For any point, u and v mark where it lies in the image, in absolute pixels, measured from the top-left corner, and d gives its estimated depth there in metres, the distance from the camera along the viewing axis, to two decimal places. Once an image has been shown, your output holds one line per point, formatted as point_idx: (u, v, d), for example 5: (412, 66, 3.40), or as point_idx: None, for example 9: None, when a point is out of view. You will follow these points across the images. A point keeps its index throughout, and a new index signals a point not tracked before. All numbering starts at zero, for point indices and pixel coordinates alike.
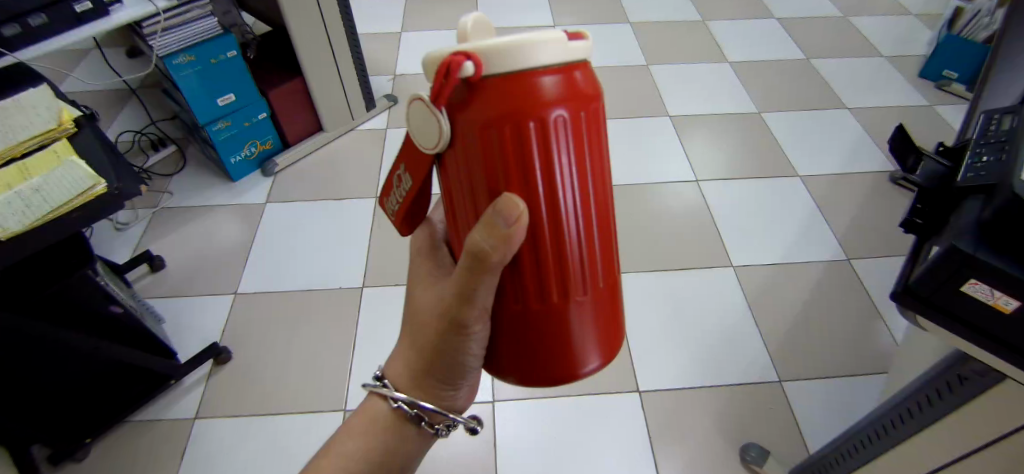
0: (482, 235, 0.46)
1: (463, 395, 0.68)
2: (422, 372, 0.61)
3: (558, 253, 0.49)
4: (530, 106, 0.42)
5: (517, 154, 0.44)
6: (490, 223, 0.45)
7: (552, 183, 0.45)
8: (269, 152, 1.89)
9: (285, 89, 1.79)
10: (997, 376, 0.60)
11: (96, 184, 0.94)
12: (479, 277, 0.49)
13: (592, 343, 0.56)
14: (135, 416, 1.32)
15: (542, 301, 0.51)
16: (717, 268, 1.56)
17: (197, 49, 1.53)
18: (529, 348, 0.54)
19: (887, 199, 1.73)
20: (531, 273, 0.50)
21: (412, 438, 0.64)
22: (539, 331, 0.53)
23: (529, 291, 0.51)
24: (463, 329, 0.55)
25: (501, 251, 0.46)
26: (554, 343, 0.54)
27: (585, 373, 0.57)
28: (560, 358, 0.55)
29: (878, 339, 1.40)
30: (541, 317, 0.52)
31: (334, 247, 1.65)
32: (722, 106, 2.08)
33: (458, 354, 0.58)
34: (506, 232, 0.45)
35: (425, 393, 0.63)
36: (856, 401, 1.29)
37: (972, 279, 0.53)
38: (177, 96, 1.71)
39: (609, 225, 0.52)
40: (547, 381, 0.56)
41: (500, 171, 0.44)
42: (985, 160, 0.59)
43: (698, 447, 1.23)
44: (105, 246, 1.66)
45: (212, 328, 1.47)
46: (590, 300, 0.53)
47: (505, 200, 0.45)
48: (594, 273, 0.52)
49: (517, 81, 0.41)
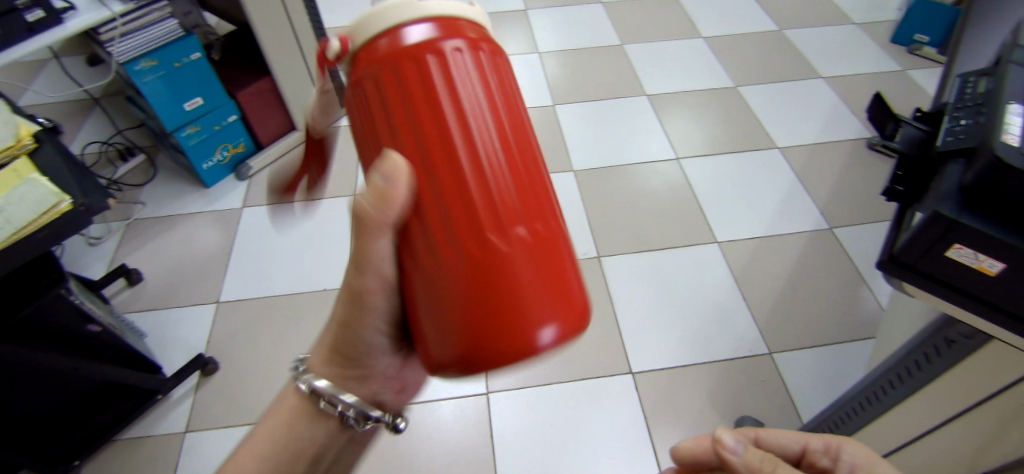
0: (371, 196, 0.45)
1: (387, 388, 0.69)
2: (334, 351, 0.63)
3: (478, 202, 0.44)
4: (405, 58, 0.43)
5: (402, 105, 0.43)
6: (375, 184, 0.44)
7: (445, 129, 0.43)
8: (243, 155, 1.84)
9: (254, 89, 1.74)
10: (985, 337, 0.61)
11: (61, 201, 0.90)
12: (368, 239, 0.48)
13: (540, 303, 0.45)
14: (123, 434, 1.29)
15: (436, 260, 0.45)
16: (702, 245, 1.56)
17: (158, 54, 1.47)
18: (455, 323, 0.45)
19: (866, 166, 1.75)
20: (438, 226, 0.44)
21: (320, 424, 0.63)
22: (474, 294, 0.44)
23: (439, 241, 0.44)
24: (365, 300, 0.55)
25: (390, 209, 0.45)
26: (490, 311, 0.44)
27: (539, 347, 0.46)
28: (498, 331, 0.45)
29: (863, 304, 1.42)
30: (461, 273, 0.44)
31: (317, 247, 1.62)
32: (698, 82, 2.08)
33: (358, 329, 0.59)
34: (394, 193, 0.44)
35: (335, 376, 0.63)
36: (845, 367, 1.32)
37: (958, 243, 0.53)
38: (141, 103, 1.65)
39: (540, 182, 0.47)
40: (488, 364, 0.45)
41: (389, 129, 0.44)
42: (963, 123, 0.59)
43: (694, 424, 1.24)
44: (79, 262, 1.61)
45: (196, 339, 1.44)
46: (522, 250, 0.45)
47: (391, 160, 0.44)
48: (521, 218, 0.45)
49: (384, 38, 0.44)
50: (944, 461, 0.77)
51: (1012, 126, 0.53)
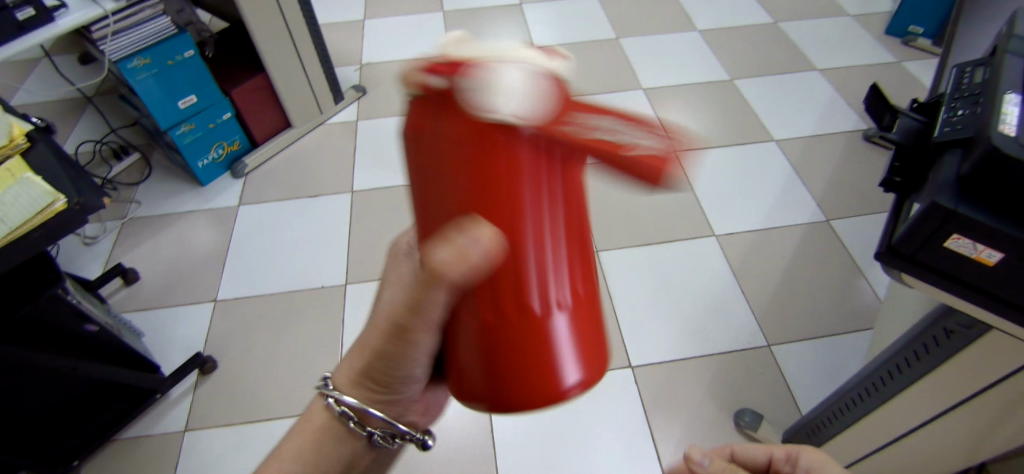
0: (449, 256, 0.45)
1: (413, 410, 0.65)
2: (365, 373, 0.57)
3: (535, 267, 0.49)
4: (489, 133, 0.45)
5: (491, 170, 0.46)
6: (454, 241, 0.46)
7: (508, 200, 0.47)
8: (238, 153, 1.83)
9: (248, 86, 1.73)
10: (984, 327, 0.61)
11: (56, 200, 0.89)
12: (426, 291, 0.48)
13: (568, 353, 0.52)
14: (123, 434, 1.29)
15: (496, 317, 0.50)
16: (700, 238, 1.57)
17: (151, 52, 1.46)
18: (493, 365, 0.52)
19: (861, 157, 1.75)
20: (505, 289, 0.49)
21: (345, 441, 0.60)
22: (503, 345, 0.51)
23: (504, 301, 0.50)
24: (405, 336, 0.52)
25: (459, 271, 0.46)
26: (526, 360, 0.51)
27: (564, 394, 0.52)
28: (531, 378, 0.51)
29: (860, 296, 1.43)
30: (511, 330, 0.50)
31: (314, 245, 1.62)
32: (694, 75, 2.07)
33: (404, 363, 0.55)
34: (473, 256, 0.46)
35: (364, 395, 0.58)
36: (843, 358, 1.32)
37: (955, 234, 0.53)
38: (134, 101, 1.64)
39: (583, 244, 0.53)
40: (517, 405, 0.52)
41: (463, 195, 0.47)
42: (960, 113, 0.59)
43: (693, 416, 1.25)
44: (74, 262, 1.60)
45: (194, 338, 1.44)
46: (568, 313, 0.52)
47: (476, 227, 0.46)
48: (571, 285, 0.52)
49: (485, 97, 0.45)
50: (951, 442, 0.78)
51: (1009, 115, 0.53)
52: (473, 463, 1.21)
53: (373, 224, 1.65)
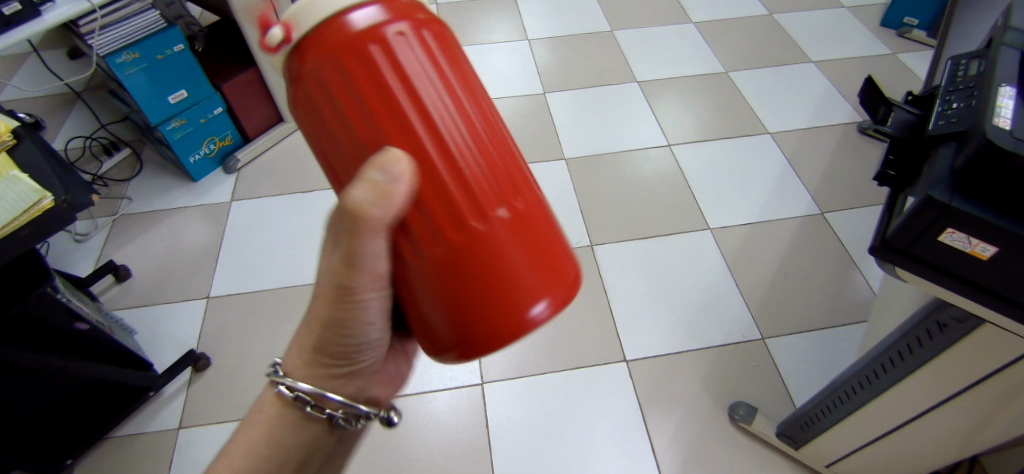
0: (364, 194, 0.43)
1: (375, 383, 0.63)
2: (317, 347, 0.57)
3: (451, 186, 0.44)
4: (357, 46, 0.42)
5: (374, 87, 0.42)
6: (372, 179, 0.42)
7: (405, 121, 0.43)
8: (230, 148, 1.81)
9: (239, 80, 1.71)
10: (976, 321, 0.60)
11: (43, 198, 0.87)
12: (361, 239, 0.46)
13: (524, 272, 0.46)
14: (116, 432, 1.28)
15: (418, 251, 0.45)
16: (695, 232, 1.56)
17: (140, 46, 1.44)
18: (458, 313, 0.46)
19: (856, 150, 1.75)
20: (419, 218, 0.45)
21: (305, 425, 0.58)
22: (454, 276, 0.45)
23: (420, 230, 0.45)
24: (351, 295, 0.51)
25: (382, 206, 0.43)
26: (477, 288, 0.45)
27: (533, 319, 0.47)
28: (490, 315, 0.46)
29: (854, 288, 1.43)
30: (455, 256, 0.44)
31: (308, 240, 1.61)
32: (690, 68, 2.06)
33: (353, 325, 0.54)
34: (391, 188, 0.42)
35: (318, 373, 0.57)
36: (837, 351, 1.33)
37: (950, 228, 0.53)
38: (124, 96, 1.62)
39: (507, 154, 0.47)
40: (489, 346, 0.47)
41: (355, 140, 0.44)
42: (954, 106, 0.59)
43: (688, 409, 1.25)
44: (65, 260, 1.59)
45: (187, 335, 1.43)
46: (503, 226, 0.45)
47: (387, 154, 0.43)
48: (495, 194, 0.45)
49: (333, 24, 0.42)
50: (946, 433, 0.78)
51: (1004, 108, 0.52)
52: (469, 459, 1.21)
53: None
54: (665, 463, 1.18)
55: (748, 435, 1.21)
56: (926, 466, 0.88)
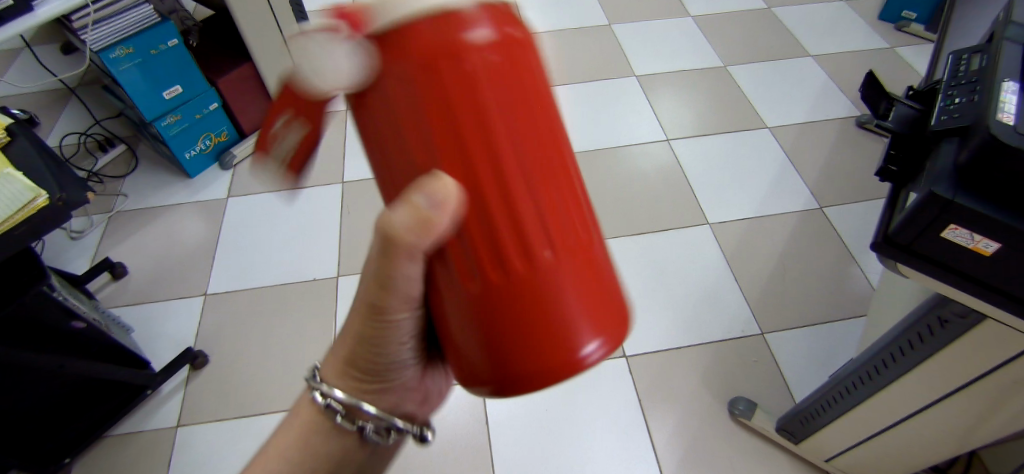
0: (401, 217, 0.41)
1: (411, 400, 0.62)
2: (349, 361, 0.56)
3: (519, 219, 0.42)
4: (436, 57, 0.38)
5: (446, 111, 0.39)
6: (415, 206, 0.40)
7: (474, 138, 0.40)
8: (226, 144, 1.80)
9: (234, 76, 1.69)
10: (979, 316, 0.60)
11: (37, 196, 0.86)
12: (396, 262, 0.44)
13: (577, 318, 0.45)
14: (114, 430, 1.28)
15: (480, 278, 0.43)
16: (693, 227, 1.56)
17: (134, 41, 1.42)
18: (496, 342, 0.44)
19: (854, 144, 1.75)
20: (490, 243, 0.42)
21: (335, 437, 0.57)
22: (501, 317, 0.44)
23: (484, 257, 0.42)
24: (386, 315, 0.50)
25: (424, 237, 0.42)
26: (522, 331, 0.44)
27: (583, 364, 0.45)
28: (535, 352, 0.44)
29: (852, 283, 1.43)
30: (506, 293, 0.43)
31: (306, 237, 1.60)
32: (687, 62, 2.05)
33: (388, 344, 0.53)
34: (434, 217, 0.40)
35: (347, 383, 0.57)
36: (835, 346, 1.33)
37: (953, 224, 0.53)
38: (118, 92, 1.60)
39: (572, 189, 0.45)
40: (527, 386, 0.45)
41: (418, 148, 0.40)
42: (957, 101, 0.58)
43: (687, 404, 1.25)
44: (61, 257, 1.57)
45: (185, 333, 1.42)
46: (567, 269, 0.44)
47: (436, 180, 0.40)
48: (562, 240, 0.44)
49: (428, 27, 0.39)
50: (946, 428, 0.78)
51: (1008, 103, 0.52)
52: (469, 456, 1.20)
53: (364, 215, 1.64)
54: (664, 459, 1.18)
55: (747, 430, 1.22)
56: (926, 461, 0.88)
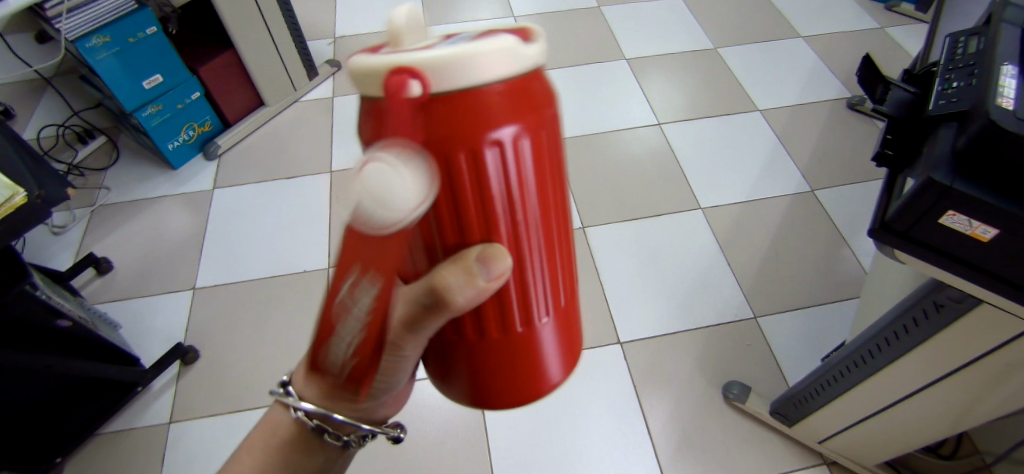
0: (457, 283, 0.39)
1: (384, 405, 0.59)
2: (334, 391, 0.49)
3: (528, 285, 0.43)
4: (469, 134, 0.34)
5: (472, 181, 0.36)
6: (468, 270, 0.38)
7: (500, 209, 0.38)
8: (209, 134, 1.76)
9: (215, 64, 1.65)
10: (974, 301, 0.61)
11: (15, 194, 0.83)
12: (421, 317, 0.42)
13: (552, 354, 0.47)
14: (105, 428, 1.26)
15: (480, 334, 0.44)
16: (686, 212, 1.56)
17: (111, 29, 1.38)
18: (481, 382, 0.46)
19: (845, 126, 1.75)
20: (491, 306, 0.43)
21: (320, 451, 0.56)
22: (485, 357, 0.45)
23: (488, 319, 0.43)
24: (397, 351, 0.46)
25: (467, 299, 0.39)
26: (504, 371, 0.46)
27: (548, 391, 0.49)
28: (516, 386, 0.47)
29: (844, 265, 1.44)
30: (498, 349, 0.45)
31: (295, 227, 1.58)
32: (678, 44, 2.03)
33: (387, 376, 0.49)
34: (486, 283, 0.39)
35: (339, 407, 0.51)
36: (827, 329, 1.34)
37: (951, 210, 0.52)
38: (95, 82, 1.56)
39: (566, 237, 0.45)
40: (495, 408, 0.48)
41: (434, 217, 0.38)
42: (955, 85, 0.57)
43: (681, 389, 1.26)
44: (43, 253, 1.54)
45: (174, 328, 1.40)
46: (552, 324, 0.46)
47: (487, 250, 0.39)
48: (556, 294, 0.46)
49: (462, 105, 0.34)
50: (938, 410, 0.79)
51: (1006, 88, 0.51)
52: (466, 446, 1.21)
53: None
54: (660, 444, 1.19)
55: (740, 413, 1.23)
56: (918, 442, 0.89)
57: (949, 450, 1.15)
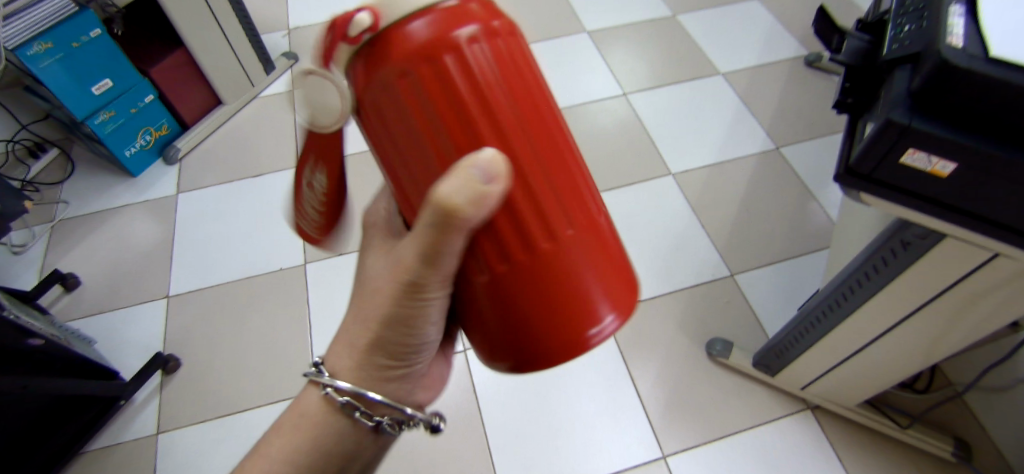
0: (456, 187, 0.38)
1: (419, 388, 0.62)
2: (375, 346, 0.53)
3: (536, 200, 0.42)
4: (433, 42, 0.37)
5: (443, 92, 0.38)
6: (468, 177, 0.38)
7: (494, 117, 0.39)
8: (168, 138, 1.70)
9: (167, 64, 1.58)
10: (939, 236, 0.63)
11: None
12: (450, 237, 0.41)
13: (594, 289, 0.46)
14: (91, 445, 1.23)
15: (507, 261, 0.43)
16: (658, 179, 1.58)
17: (52, 35, 1.31)
18: (518, 323, 0.45)
19: (805, 83, 1.79)
20: (507, 228, 0.42)
21: (348, 432, 0.55)
22: (526, 284, 0.44)
23: (508, 243, 0.43)
24: (421, 295, 0.48)
25: (477, 209, 0.39)
26: (542, 307, 0.45)
27: (595, 339, 0.47)
28: (558, 321, 0.45)
29: (812, 217, 1.49)
30: (529, 274, 0.43)
31: (267, 226, 1.54)
32: (637, 13, 2.04)
33: (415, 324, 0.52)
34: (489, 190, 0.38)
35: (372, 379, 0.55)
36: (800, 280, 1.38)
37: (911, 148, 0.55)
38: (41, 91, 1.48)
39: (566, 141, 0.44)
40: (541, 360, 0.47)
41: (427, 130, 0.39)
42: (907, 29, 0.60)
43: (667, 350, 1.30)
44: (4, 274, 1.47)
45: (152, 338, 1.37)
46: (582, 240, 0.45)
47: (488, 154, 0.38)
48: (571, 216, 0.44)
49: (405, 25, 0.38)
50: (911, 344, 0.83)
51: (955, 25, 0.53)
52: (461, 427, 1.21)
53: None
54: (650, 405, 1.22)
55: (726, 368, 1.27)
56: (894, 379, 0.94)
57: (923, 385, 1.21)
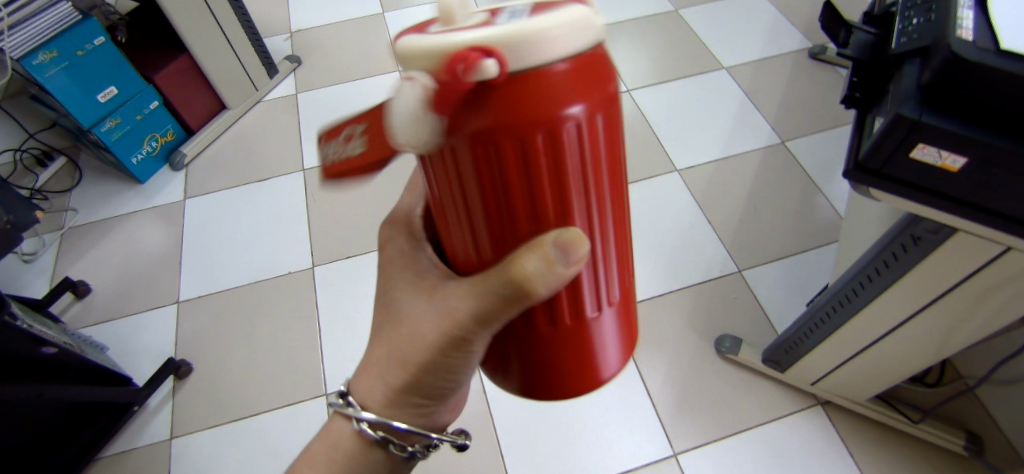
0: (536, 265, 0.38)
1: (447, 410, 0.63)
2: (407, 387, 0.53)
3: (595, 266, 0.43)
4: (538, 113, 0.33)
5: (530, 167, 0.35)
6: (547, 255, 0.38)
7: (574, 192, 0.38)
8: (174, 144, 1.71)
9: (171, 70, 1.59)
10: (950, 230, 0.63)
11: None
12: (511, 307, 0.41)
13: (621, 336, 0.49)
14: (105, 451, 1.24)
15: (553, 323, 0.44)
16: (664, 175, 1.57)
17: (56, 44, 1.32)
18: (554, 369, 0.47)
19: (810, 76, 1.78)
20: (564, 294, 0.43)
21: (382, 462, 0.57)
22: (568, 338, 0.45)
23: (557, 306, 0.44)
24: (465, 347, 0.48)
25: (550, 285, 0.39)
26: (579, 355, 0.47)
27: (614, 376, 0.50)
28: (589, 367, 0.48)
29: (819, 211, 1.48)
30: (573, 332, 0.45)
31: (274, 230, 1.55)
32: (639, 9, 2.03)
33: (451, 370, 0.52)
34: (563, 269, 0.38)
35: (403, 413, 0.55)
36: (808, 275, 1.38)
37: (921, 143, 0.54)
38: (48, 100, 1.49)
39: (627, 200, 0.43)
40: (557, 396, 0.49)
41: (498, 196, 0.37)
42: (915, 22, 0.59)
43: (676, 347, 1.29)
44: (16, 283, 1.49)
45: (163, 343, 1.38)
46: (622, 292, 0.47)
47: (571, 236, 0.38)
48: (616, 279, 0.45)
49: (526, 82, 0.32)
50: (923, 338, 0.82)
51: (964, 18, 0.53)
52: (471, 427, 1.22)
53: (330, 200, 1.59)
54: (661, 403, 1.22)
55: (735, 365, 1.26)
56: (906, 373, 0.93)
57: (934, 378, 1.20)
